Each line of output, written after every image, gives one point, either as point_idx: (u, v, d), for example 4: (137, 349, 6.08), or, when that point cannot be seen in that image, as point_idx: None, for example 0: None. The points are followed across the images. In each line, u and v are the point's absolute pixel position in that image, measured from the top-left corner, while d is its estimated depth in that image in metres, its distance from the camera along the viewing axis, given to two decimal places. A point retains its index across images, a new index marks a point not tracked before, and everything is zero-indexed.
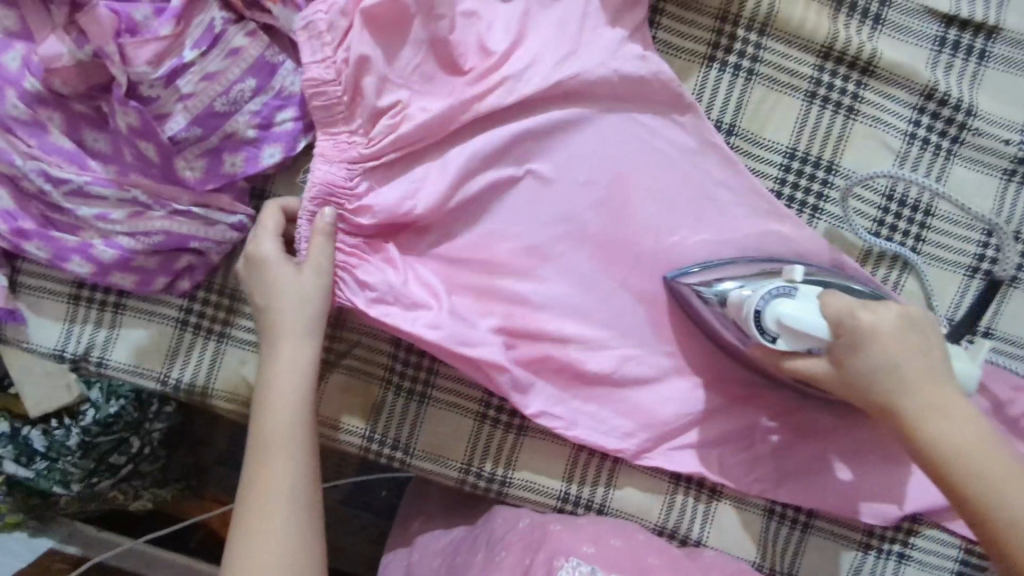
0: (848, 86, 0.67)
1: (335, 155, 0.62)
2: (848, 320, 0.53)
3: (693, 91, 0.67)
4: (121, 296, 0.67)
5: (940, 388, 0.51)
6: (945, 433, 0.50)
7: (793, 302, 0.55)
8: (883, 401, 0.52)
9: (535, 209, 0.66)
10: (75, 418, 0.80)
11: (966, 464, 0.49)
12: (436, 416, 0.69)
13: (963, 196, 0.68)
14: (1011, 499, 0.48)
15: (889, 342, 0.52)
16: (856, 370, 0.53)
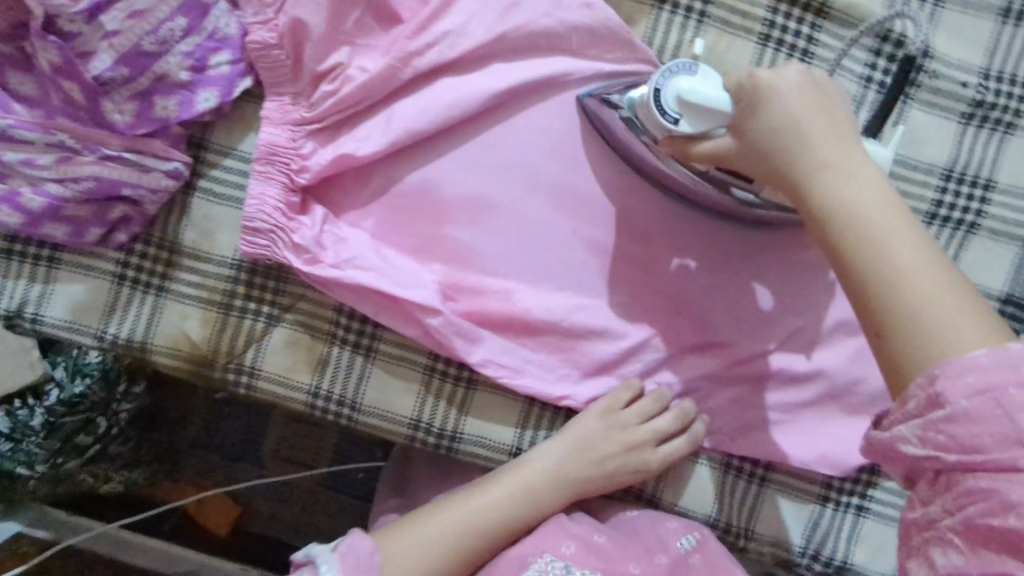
0: (802, 29, 0.65)
1: (279, 116, 0.62)
2: (751, 83, 0.52)
3: (644, 34, 0.65)
4: (54, 250, 0.65)
5: (852, 147, 0.49)
6: (826, 187, 0.48)
7: (692, 79, 0.54)
8: (773, 158, 0.51)
9: (479, 158, 0.64)
10: (39, 398, 0.79)
11: (849, 210, 0.46)
12: (382, 371, 0.68)
13: (920, 142, 0.67)
14: (897, 261, 0.45)
15: (792, 102, 0.50)
16: (753, 137, 0.52)
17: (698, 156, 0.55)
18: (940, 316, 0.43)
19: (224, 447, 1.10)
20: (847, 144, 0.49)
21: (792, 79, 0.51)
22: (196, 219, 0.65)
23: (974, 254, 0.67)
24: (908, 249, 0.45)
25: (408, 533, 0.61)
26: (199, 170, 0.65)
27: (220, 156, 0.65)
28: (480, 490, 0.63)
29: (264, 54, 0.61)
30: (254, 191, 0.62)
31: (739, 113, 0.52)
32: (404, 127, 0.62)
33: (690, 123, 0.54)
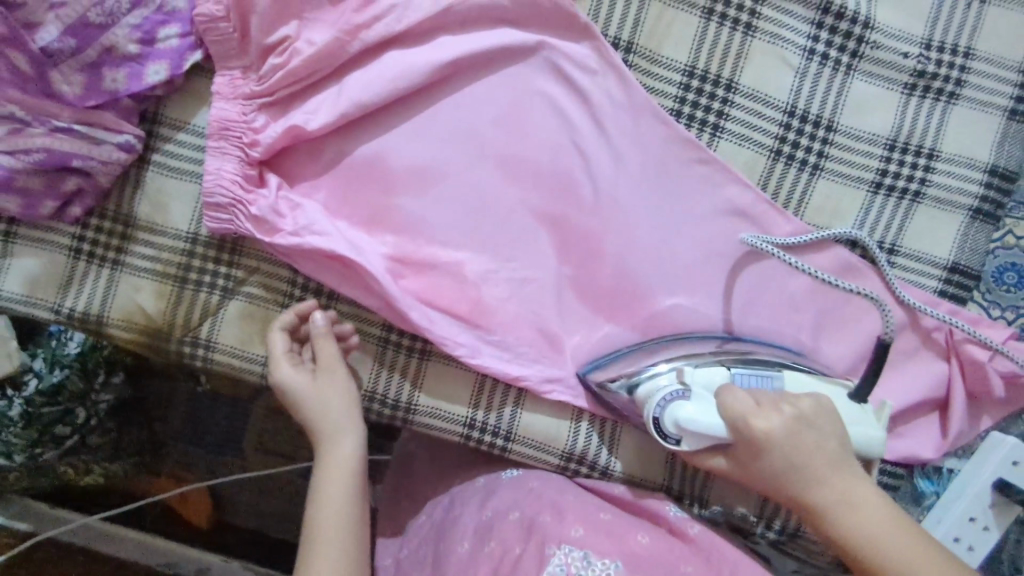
0: (744, 2, 0.66)
1: (229, 92, 0.63)
2: (743, 428, 0.57)
3: (589, 9, 0.66)
4: (10, 225, 0.66)
5: (846, 472, 0.55)
6: (832, 513, 0.54)
7: (693, 407, 0.59)
8: (784, 479, 0.56)
9: (428, 132, 0.65)
10: (18, 389, 0.82)
11: (868, 541, 0.52)
12: (316, 379, 0.64)
13: (864, 112, 0.68)
14: (872, 528, 0.52)
15: (789, 448, 0.56)
16: (761, 471, 0.58)
17: (702, 462, 0.62)
18: (912, 561, 0.51)
19: (205, 440, 1.09)
20: (823, 432, 0.57)
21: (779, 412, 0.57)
22: (150, 192, 0.66)
23: (921, 223, 0.69)
24: (878, 512, 0.53)
25: (315, 537, 0.60)
26: (152, 144, 0.66)
27: (172, 130, 0.66)
28: (325, 446, 0.63)
29: (212, 27, 0.62)
30: (210, 167, 0.63)
31: (739, 451, 0.59)
32: (354, 100, 0.63)
33: (688, 442, 0.61)
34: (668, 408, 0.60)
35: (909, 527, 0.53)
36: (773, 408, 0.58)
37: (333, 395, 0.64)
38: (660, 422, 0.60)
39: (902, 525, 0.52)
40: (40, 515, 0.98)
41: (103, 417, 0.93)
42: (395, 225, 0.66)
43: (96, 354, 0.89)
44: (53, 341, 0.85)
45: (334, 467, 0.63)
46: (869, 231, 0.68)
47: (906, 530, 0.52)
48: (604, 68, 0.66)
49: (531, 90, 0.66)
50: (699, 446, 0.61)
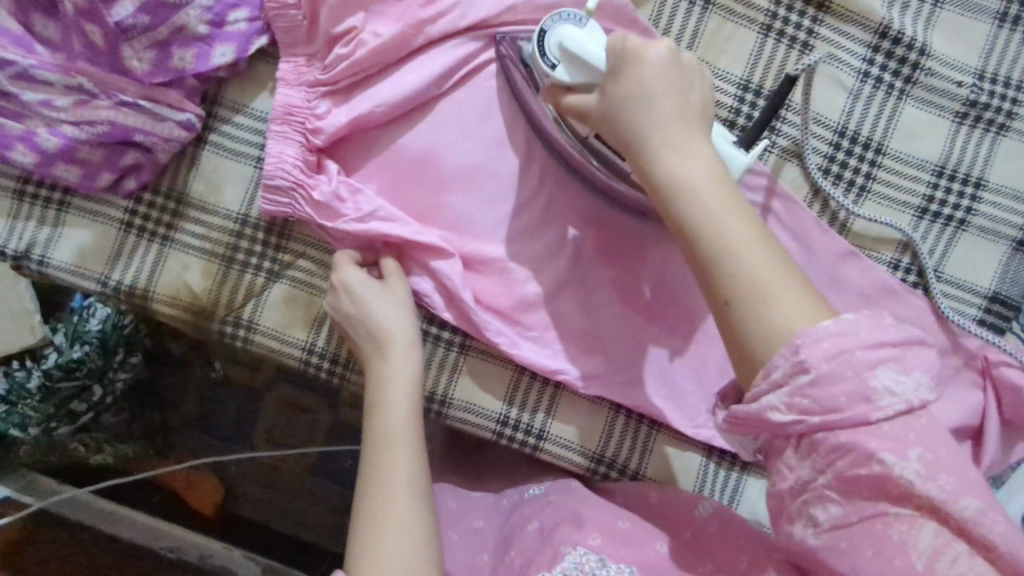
0: (802, 22, 0.67)
1: (295, 79, 0.65)
2: (622, 55, 0.52)
3: (650, 18, 0.67)
4: (65, 194, 0.67)
5: (697, 133, 0.51)
6: (678, 165, 0.49)
7: (575, 29, 0.55)
8: (628, 136, 0.52)
9: (483, 128, 0.66)
10: (36, 361, 0.87)
11: (707, 226, 0.48)
12: (385, 305, 0.62)
13: (914, 137, 0.68)
14: (739, 258, 0.47)
15: (654, 82, 0.51)
16: (617, 132, 0.52)
17: (566, 104, 0.56)
18: (758, 277, 0.47)
19: (217, 428, 1.09)
20: (726, 187, 0.49)
21: (667, 69, 0.52)
22: (205, 171, 0.67)
23: (964, 251, 0.69)
24: (738, 218, 0.48)
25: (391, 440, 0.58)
26: (211, 124, 0.66)
27: (231, 112, 0.67)
28: (393, 357, 0.61)
29: (283, 14, 0.63)
30: (272, 150, 0.64)
31: (610, 80, 0.53)
32: (416, 90, 0.63)
33: (568, 70, 0.55)
34: (555, 32, 0.56)
35: (758, 226, 0.48)
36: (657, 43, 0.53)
37: (403, 314, 0.62)
38: (545, 40, 0.56)
39: (732, 198, 0.49)
40: (40, 486, 0.95)
41: (118, 396, 0.95)
42: (445, 218, 0.66)
43: (117, 334, 0.91)
44: (76, 315, 0.89)
45: (403, 379, 0.60)
46: (912, 256, 0.69)
47: (753, 223, 0.48)
48: None
49: None
50: (575, 84, 0.55)
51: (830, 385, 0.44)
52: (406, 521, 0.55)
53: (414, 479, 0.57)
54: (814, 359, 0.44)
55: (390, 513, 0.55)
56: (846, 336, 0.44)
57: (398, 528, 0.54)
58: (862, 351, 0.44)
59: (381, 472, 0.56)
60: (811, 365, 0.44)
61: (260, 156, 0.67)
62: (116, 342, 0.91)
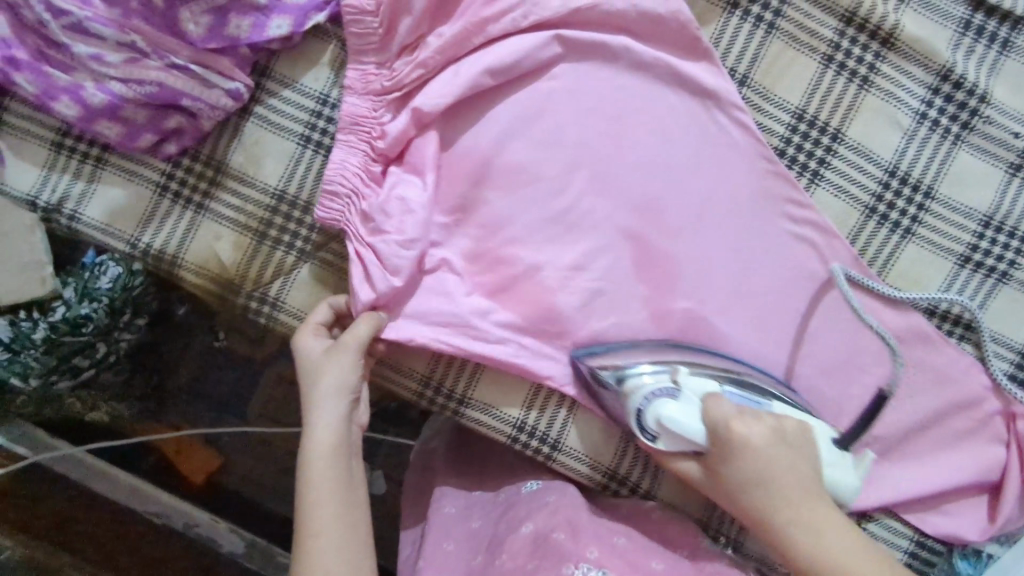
0: (865, 56, 0.66)
1: (361, 86, 0.64)
2: (723, 430, 0.59)
3: (712, 36, 0.66)
4: (104, 150, 0.66)
5: (819, 505, 0.57)
6: (809, 549, 0.55)
7: (676, 406, 0.60)
8: (748, 480, 0.58)
9: (532, 128, 0.65)
10: (43, 313, 0.78)
11: (793, 539, 0.56)
12: (325, 361, 0.61)
13: (964, 184, 0.67)
14: (846, 561, 0.54)
15: (756, 457, 0.58)
16: (726, 478, 0.59)
17: (676, 466, 0.63)
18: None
19: (215, 398, 1.08)
20: (812, 496, 0.57)
21: (759, 422, 0.59)
22: (247, 143, 0.66)
23: (1002, 304, 0.68)
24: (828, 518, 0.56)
25: (312, 492, 0.58)
26: (257, 96, 0.65)
27: (279, 86, 0.66)
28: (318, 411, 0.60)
29: (359, 19, 0.63)
30: (335, 159, 0.64)
31: (714, 451, 0.60)
32: (473, 86, 0.62)
33: (665, 441, 0.62)
34: (654, 406, 0.61)
35: (879, 556, 0.55)
36: (753, 416, 0.59)
37: (341, 367, 0.61)
38: (643, 415, 0.61)
39: (814, 498, 0.57)
40: (35, 439, 0.92)
41: (119, 356, 0.91)
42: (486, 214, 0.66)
43: (127, 294, 0.84)
44: (87, 271, 0.81)
45: (325, 434, 0.60)
46: (949, 303, 0.68)
47: (850, 536, 0.55)
48: (718, 97, 0.66)
49: (642, 104, 0.66)
50: (673, 448, 0.62)
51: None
52: (341, 554, 0.58)
53: (336, 537, 0.58)
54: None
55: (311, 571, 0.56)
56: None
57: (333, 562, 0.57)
58: None
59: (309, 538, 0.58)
60: None
61: (304, 133, 0.66)
62: (126, 301, 0.84)
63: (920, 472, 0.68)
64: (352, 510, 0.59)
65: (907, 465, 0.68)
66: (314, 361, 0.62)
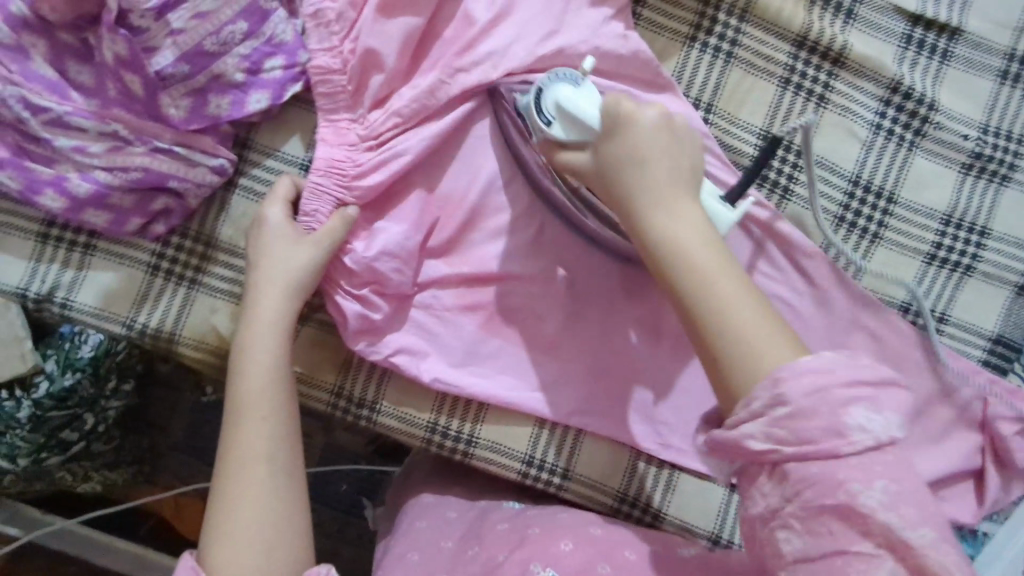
0: (819, 76, 0.70)
1: (335, 138, 0.64)
2: (614, 108, 0.51)
3: (674, 70, 0.69)
4: (91, 237, 0.66)
5: (683, 194, 0.50)
6: (660, 228, 0.49)
7: (571, 91, 0.55)
8: (622, 201, 0.51)
9: (513, 173, 0.67)
10: (26, 390, 0.76)
11: (710, 296, 0.47)
12: (280, 243, 0.61)
13: (922, 187, 0.71)
14: (735, 310, 0.46)
15: (646, 143, 0.50)
16: (607, 155, 0.51)
17: (564, 163, 0.56)
18: (764, 326, 0.46)
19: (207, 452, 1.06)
20: (682, 180, 0.50)
21: (658, 127, 0.51)
22: (234, 215, 0.66)
23: (969, 296, 0.72)
24: (729, 274, 0.47)
25: (251, 350, 0.60)
26: (242, 168, 0.66)
27: (262, 156, 0.66)
28: (264, 292, 0.61)
29: (326, 80, 0.63)
30: (307, 208, 0.63)
31: (600, 133, 0.52)
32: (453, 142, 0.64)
33: None
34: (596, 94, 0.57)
35: (726, 255, 0.48)
36: (649, 103, 0.52)
37: (292, 267, 0.61)
38: (543, 101, 0.56)
39: (722, 265, 0.48)
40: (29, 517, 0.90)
41: (109, 423, 0.89)
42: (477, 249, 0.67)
43: (110, 359, 0.80)
44: (66, 341, 0.77)
45: (267, 313, 0.60)
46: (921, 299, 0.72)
47: (719, 254, 0.48)
48: (688, 123, 0.67)
49: None
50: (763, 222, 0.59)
51: (809, 420, 0.42)
52: (267, 502, 0.56)
53: (256, 481, 0.56)
54: (796, 390, 0.43)
55: (239, 475, 0.56)
56: (810, 368, 0.43)
57: (253, 507, 0.55)
58: (841, 389, 0.42)
59: (231, 479, 0.56)
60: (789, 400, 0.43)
61: None
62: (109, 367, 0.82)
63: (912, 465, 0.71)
64: (273, 455, 0.58)
65: None
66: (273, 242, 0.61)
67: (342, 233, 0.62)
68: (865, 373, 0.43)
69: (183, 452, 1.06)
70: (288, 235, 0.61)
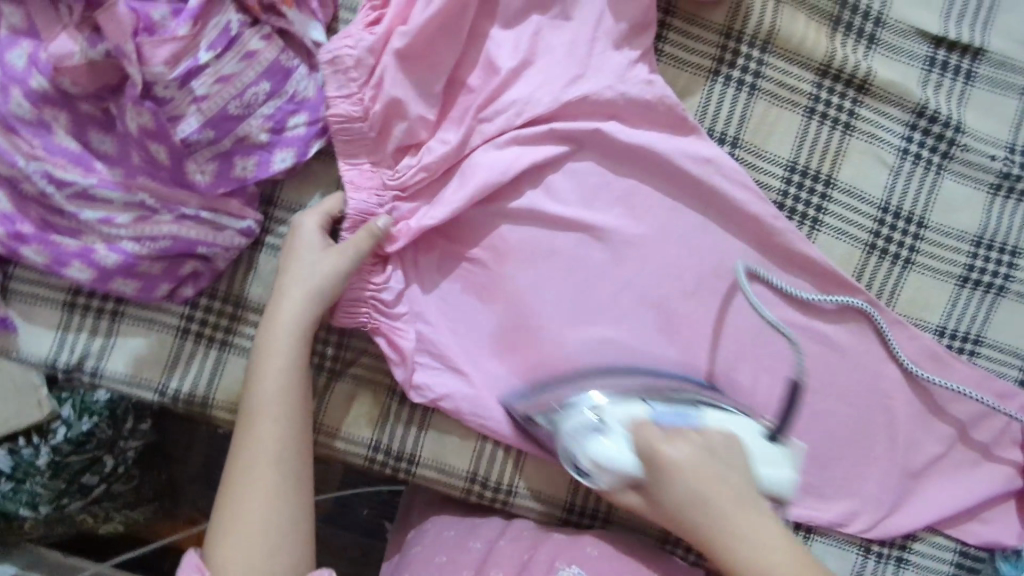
0: (844, 104, 0.69)
1: (362, 181, 0.63)
2: (653, 456, 0.55)
3: (698, 104, 0.68)
4: (119, 303, 0.65)
5: (754, 513, 0.53)
6: (739, 557, 0.52)
7: (611, 441, 0.57)
8: (687, 507, 0.55)
9: (539, 214, 0.65)
10: (43, 436, 0.72)
11: (728, 541, 0.53)
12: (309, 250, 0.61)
13: (952, 210, 0.71)
14: (766, 555, 0.52)
15: (694, 470, 0.54)
16: (667, 502, 0.55)
17: (616, 499, 0.59)
18: (758, 547, 0.52)
19: None
20: (750, 507, 0.54)
21: (689, 440, 0.55)
22: (262, 274, 0.65)
23: (1003, 316, 0.72)
24: (768, 529, 0.53)
25: (268, 353, 0.59)
26: (268, 227, 0.65)
27: (288, 213, 0.65)
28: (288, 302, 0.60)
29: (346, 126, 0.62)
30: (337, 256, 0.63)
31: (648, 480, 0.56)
32: (476, 187, 0.63)
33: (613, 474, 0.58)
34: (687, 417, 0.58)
35: (777, 525, 0.53)
36: (681, 433, 0.56)
37: (318, 275, 0.60)
38: (575, 457, 0.59)
39: (784, 543, 0.52)
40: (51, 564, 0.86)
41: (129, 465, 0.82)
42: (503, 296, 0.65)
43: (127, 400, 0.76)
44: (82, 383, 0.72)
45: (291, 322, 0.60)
46: (955, 323, 0.71)
47: (795, 554, 0.52)
48: (719, 165, 0.66)
49: (642, 176, 0.66)
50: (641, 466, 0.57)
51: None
52: (275, 508, 0.56)
53: (262, 488, 0.56)
54: None
55: (245, 479, 0.56)
56: None
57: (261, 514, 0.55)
58: None
59: (237, 482, 0.56)
60: None
61: None
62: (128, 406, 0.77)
63: (953, 488, 0.71)
64: (286, 458, 0.58)
65: (939, 480, 0.71)
66: (303, 251, 0.61)
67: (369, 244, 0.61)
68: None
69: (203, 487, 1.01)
70: (316, 245, 0.61)
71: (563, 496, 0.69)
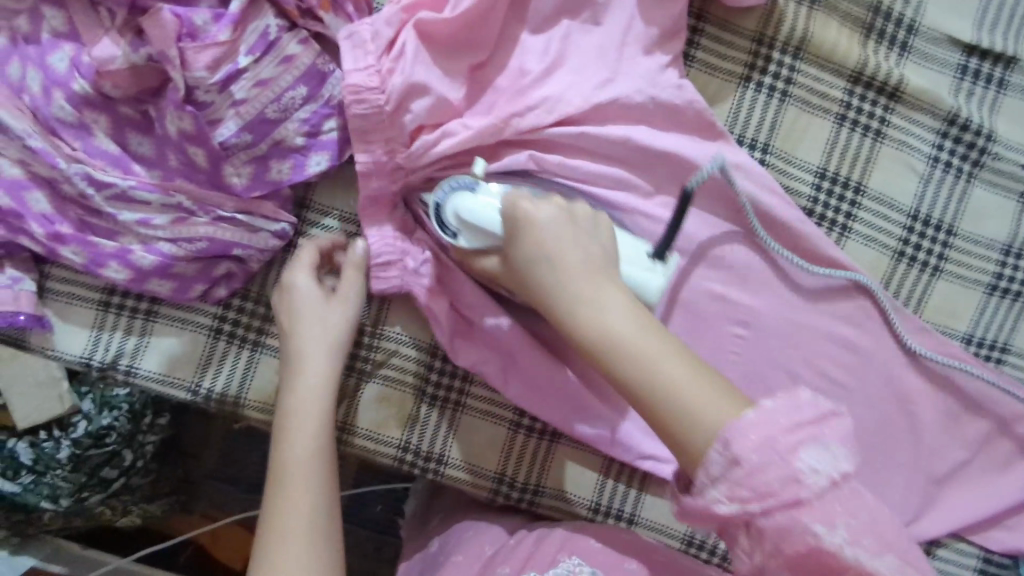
0: (875, 111, 0.69)
1: (377, 171, 0.62)
2: (516, 212, 0.52)
3: (729, 110, 0.68)
4: (153, 303, 0.66)
5: (605, 282, 0.49)
6: (596, 322, 0.48)
7: (474, 198, 0.55)
8: (525, 271, 0.52)
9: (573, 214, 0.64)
10: (64, 429, 0.72)
11: (591, 329, 0.48)
12: (318, 300, 0.60)
13: (981, 219, 0.71)
14: (650, 357, 0.47)
15: (547, 234, 0.51)
16: (516, 259, 0.52)
17: (478, 265, 0.59)
18: (625, 332, 0.47)
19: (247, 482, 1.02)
20: (602, 280, 0.49)
21: (553, 207, 0.53)
22: None
23: None
24: (670, 356, 0.47)
25: (298, 375, 0.59)
26: (301, 229, 0.65)
27: (321, 216, 0.66)
28: (309, 355, 0.59)
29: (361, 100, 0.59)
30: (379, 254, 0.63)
31: (506, 238, 0.53)
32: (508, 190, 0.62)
33: (468, 239, 0.57)
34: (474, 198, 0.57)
35: (649, 318, 0.49)
36: (545, 200, 0.53)
37: (335, 311, 0.61)
38: (443, 211, 0.57)
39: (678, 356, 0.47)
40: (72, 555, 0.86)
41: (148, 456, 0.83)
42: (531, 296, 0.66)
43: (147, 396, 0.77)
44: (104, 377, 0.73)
45: (313, 376, 0.59)
46: (982, 331, 0.72)
47: (641, 315, 0.48)
48: (744, 169, 0.66)
49: (672, 181, 0.67)
50: (476, 248, 0.57)
51: (761, 474, 0.42)
52: (319, 534, 0.53)
53: (305, 513, 0.54)
54: (745, 450, 0.42)
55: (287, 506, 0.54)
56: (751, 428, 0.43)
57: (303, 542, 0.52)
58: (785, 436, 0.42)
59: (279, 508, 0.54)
60: (742, 460, 0.42)
61: None
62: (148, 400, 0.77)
63: (977, 495, 0.71)
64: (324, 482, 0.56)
65: (963, 487, 0.71)
66: (305, 307, 0.60)
67: (359, 285, 0.62)
68: (806, 425, 0.43)
69: (219, 481, 1.01)
70: (319, 296, 0.60)
71: (589, 498, 0.70)
